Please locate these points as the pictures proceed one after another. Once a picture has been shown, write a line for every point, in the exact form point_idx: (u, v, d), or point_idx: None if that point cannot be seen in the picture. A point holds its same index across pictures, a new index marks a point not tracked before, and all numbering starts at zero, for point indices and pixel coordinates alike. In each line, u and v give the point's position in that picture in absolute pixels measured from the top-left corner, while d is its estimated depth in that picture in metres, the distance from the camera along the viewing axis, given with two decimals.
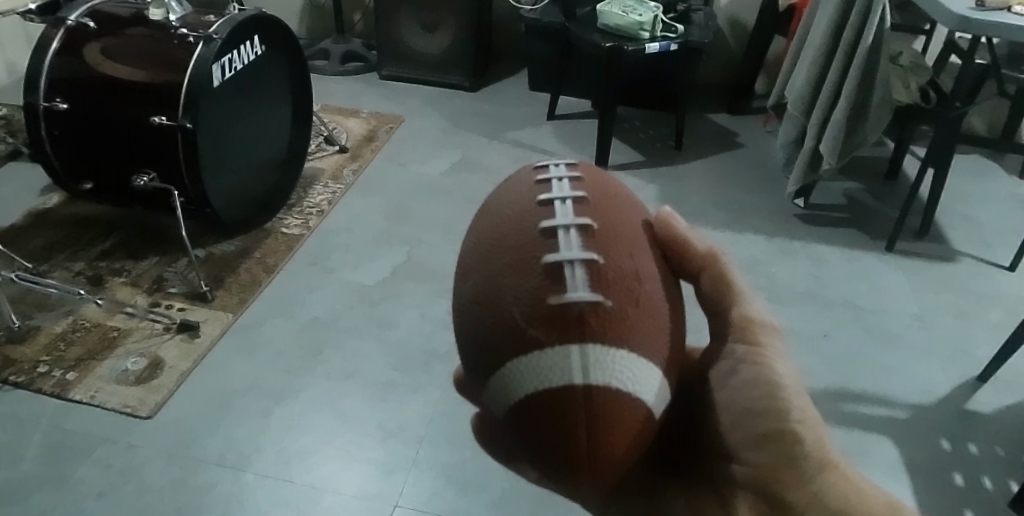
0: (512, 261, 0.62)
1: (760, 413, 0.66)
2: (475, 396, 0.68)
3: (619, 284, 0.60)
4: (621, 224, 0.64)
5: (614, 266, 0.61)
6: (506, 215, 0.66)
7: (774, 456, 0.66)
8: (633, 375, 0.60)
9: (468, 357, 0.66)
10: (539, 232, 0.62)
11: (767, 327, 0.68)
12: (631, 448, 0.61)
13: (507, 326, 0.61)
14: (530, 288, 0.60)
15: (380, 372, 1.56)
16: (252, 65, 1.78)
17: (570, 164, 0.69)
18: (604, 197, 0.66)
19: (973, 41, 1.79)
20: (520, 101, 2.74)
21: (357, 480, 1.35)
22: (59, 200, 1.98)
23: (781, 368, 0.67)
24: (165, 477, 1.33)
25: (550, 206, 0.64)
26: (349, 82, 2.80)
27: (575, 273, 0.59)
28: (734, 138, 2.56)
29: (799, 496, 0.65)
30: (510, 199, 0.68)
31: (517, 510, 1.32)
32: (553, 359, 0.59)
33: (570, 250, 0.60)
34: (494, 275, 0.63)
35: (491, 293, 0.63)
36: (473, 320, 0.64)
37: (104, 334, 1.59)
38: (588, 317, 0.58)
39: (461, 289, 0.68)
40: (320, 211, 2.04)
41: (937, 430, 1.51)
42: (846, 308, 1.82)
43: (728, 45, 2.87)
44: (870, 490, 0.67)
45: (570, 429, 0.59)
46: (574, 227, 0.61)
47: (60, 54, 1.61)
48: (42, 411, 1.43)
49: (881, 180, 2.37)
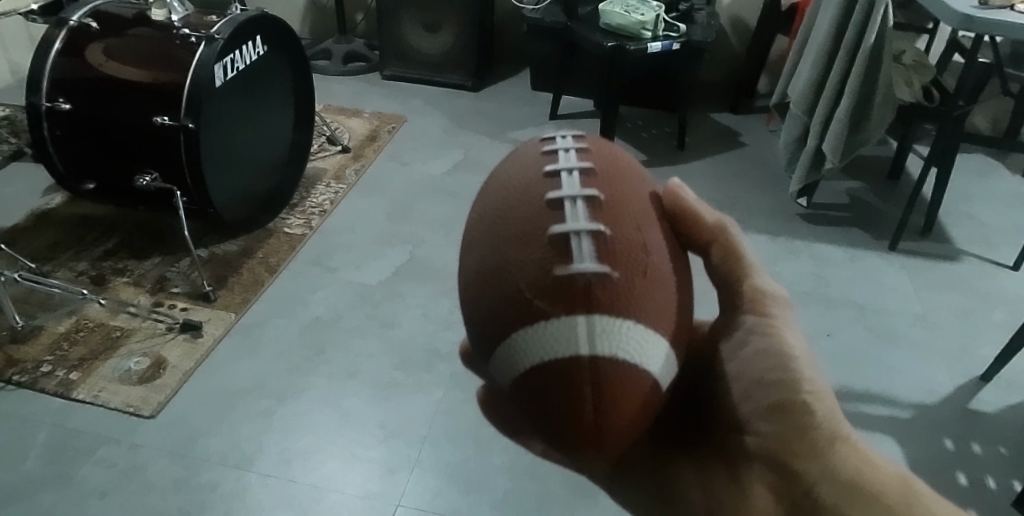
0: (519, 232, 0.63)
1: (771, 384, 0.67)
2: (483, 366, 0.70)
3: (626, 255, 0.62)
4: (629, 196, 0.65)
5: (621, 237, 0.62)
6: (513, 188, 0.67)
7: (786, 427, 0.66)
8: (639, 344, 0.61)
9: (476, 328, 0.68)
10: (546, 204, 0.63)
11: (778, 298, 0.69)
12: (637, 418, 0.62)
13: (514, 297, 0.62)
14: (538, 259, 0.61)
15: (381, 372, 1.56)
16: (253, 65, 1.78)
17: (577, 135, 0.70)
18: (611, 168, 0.67)
19: (976, 40, 1.78)
20: (522, 101, 2.74)
21: (358, 480, 1.35)
22: (62, 200, 1.99)
23: (791, 338, 0.68)
24: (167, 476, 1.33)
25: (557, 177, 0.65)
26: (351, 82, 2.80)
27: (581, 244, 0.60)
28: (737, 138, 2.56)
29: (810, 467, 0.65)
30: (518, 171, 0.69)
31: (518, 510, 1.32)
32: (559, 329, 0.60)
33: (577, 222, 0.61)
34: (502, 247, 0.64)
35: (498, 264, 0.64)
36: (480, 291, 0.65)
37: (107, 334, 1.60)
38: (595, 288, 0.60)
39: (469, 261, 0.69)
40: (322, 211, 2.04)
41: (940, 429, 1.51)
42: (849, 308, 1.82)
43: (730, 45, 2.87)
44: (880, 462, 0.65)
45: (576, 399, 0.61)
46: (580, 198, 0.62)
47: (63, 54, 1.61)
48: (44, 411, 1.43)
49: (884, 179, 2.36)
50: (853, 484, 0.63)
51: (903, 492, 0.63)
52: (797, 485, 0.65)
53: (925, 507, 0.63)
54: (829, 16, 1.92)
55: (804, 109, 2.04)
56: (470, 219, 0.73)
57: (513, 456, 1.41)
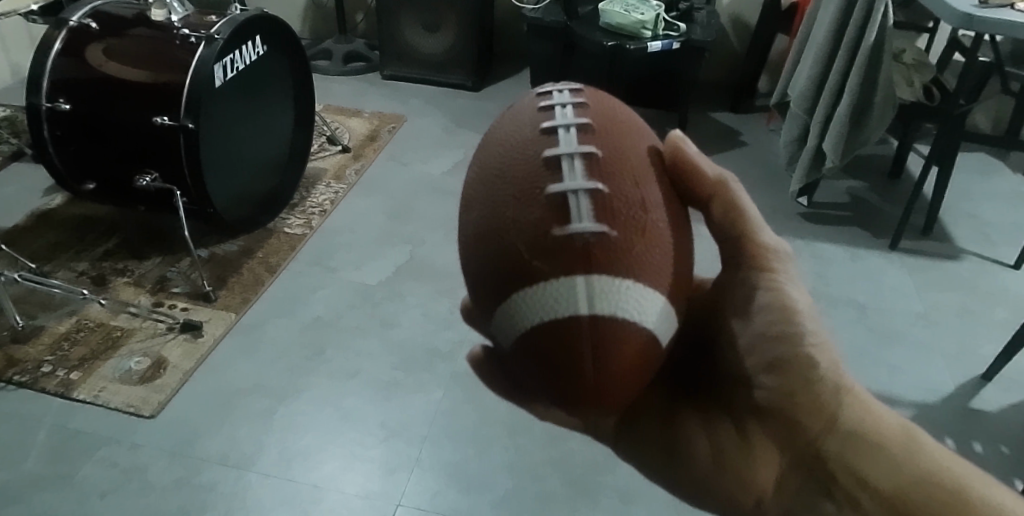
0: (516, 190, 0.61)
1: (775, 339, 0.66)
2: (482, 323, 0.68)
3: (625, 214, 0.60)
4: (625, 151, 0.63)
5: (620, 195, 0.60)
6: (509, 145, 0.65)
7: (789, 381, 0.66)
8: (638, 303, 0.60)
9: (475, 288, 0.66)
10: (542, 163, 0.60)
11: (781, 255, 0.67)
12: (638, 374, 0.61)
13: (513, 258, 0.61)
14: (535, 219, 0.59)
15: (381, 371, 1.56)
16: (253, 64, 1.78)
17: (574, 89, 0.66)
18: (610, 124, 0.64)
19: (976, 38, 1.78)
20: (522, 101, 2.74)
21: (358, 480, 1.35)
22: (63, 200, 1.99)
23: (795, 293, 0.66)
24: (168, 476, 1.33)
25: (552, 133, 0.62)
26: (351, 82, 2.80)
27: (580, 204, 0.58)
28: (737, 137, 2.56)
29: (813, 419, 0.65)
30: (514, 127, 0.66)
31: (518, 510, 1.32)
32: (559, 289, 0.59)
33: (575, 180, 0.59)
34: (499, 207, 0.62)
35: (496, 224, 0.62)
36: (479, 250, 0.64)
37: (108, 334, 1.60)
38: (593, 248, 0.58)
39: (467, 220, 0.67)
40: (323, 211, 2.04)
41: (942, 429, 1.51)
42: (849, 307, 1.81)
43: (730, 44, 2.87)
44: (881, 413, 0.66)
45: (576, 358, 0.60)
46: (578, 156, 0.60)
47: (63, 55, 1.61)
48: (45, 411, 1.43)
49: (885, 178, 2.36)
50: (860, 434, 0.65)
51: (904, 441, 0.65)
52: (800, 435, 0.66)
53: (923, 454, 0.64)
54: (829, 15, 1.92)
55: (805, 107, 2.04)
56: (468, 178, 0.70)
57: (513, 456, 1.41)
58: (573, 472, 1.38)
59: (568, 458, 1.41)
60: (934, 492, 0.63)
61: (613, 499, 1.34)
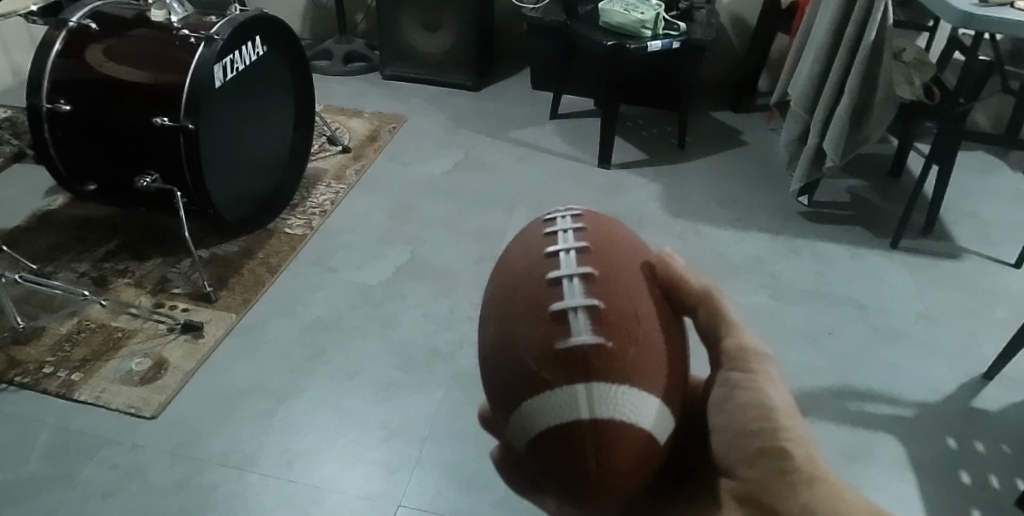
0: (524, 310, 0.65)
1: (754, 433, 0.63)
2: (499, 433, 0.70)
3: (620, 326, 0.63)
4: (621, 270, 0.66)
5: (615, 309, 0.63)
6: (517, 267, 0.70)
7: (765, 472, 0.62)
8: (636, 407, 0.61)
9: (492, 399, 0.69)
10: (546, 284, 0.65)
11: (764, 359, 0.66)
12: (640, 475, 0.62)
13: (521, 371, 0.64)
14: (539, 334, 0.63)
15: (382, 372, 1.56)
16: (253, 65, 1.78)
17: (576, 215, 0.72)
18: (607, 245, 0.68)
19: (977, 37, 1.78)
20: (522, 101, 2.74)
21: (359, 480, 1.35)
22: (64, 201, 1.99)
23: (773, 393, 0.65)
24: (170, 477, 1.34)
25: (554, 258, 0.67)
26: (351, 82, 2.80)
27: (578, 319, 0.62)
28: (738, 136, 2.56)
29: (789, 507, 0.61)
30: (522, 252, 0.71)
31: (520, 509, 1.32)
32: (562, 397, 0.61)
33: (574, 297, 0.63)
34: (510, 324, 0.67)
35: (507, 339, 0.66)
36: (493, 364, 0.67)
37: (109, 334, 1.60)
38: (592, 358, 0.61)
39: (484, 336, 0.72)
40: (323, 211, 2.04)
41: (944, 428, 1.51)
42: (850, 306, 1.81)
43: (730, 43, 2.87)
44: (855, 501, 0.61)
45: (579, 459, 0.61)
46: (577, 276, 0.64)
47: (63, 55, 1.61)
48: (47, 412, 1.43)
49: (885, 176, 2.36)
50: None
51: None
52: None
53: None
54: (830, 14, 1.91)
55: (805, 106, 2.04)
56: (485, 299, 0.74)
57: None
58: None
59: None
60: None
61: None
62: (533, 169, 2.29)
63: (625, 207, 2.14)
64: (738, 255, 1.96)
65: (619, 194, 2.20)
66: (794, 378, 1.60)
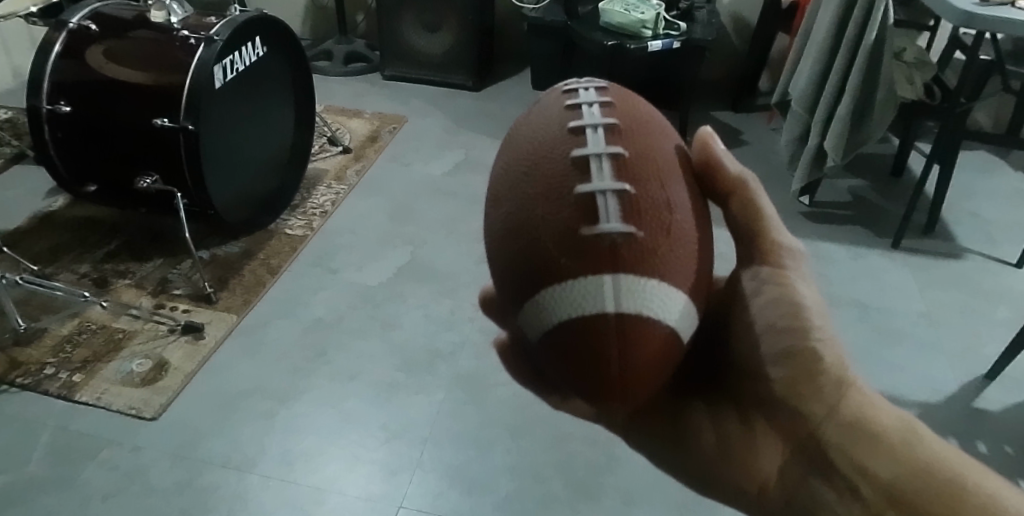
0: (546, 187, 0.63)
1: (784, 331, 0.70)
2: (508, 315, 0.70)
3: (651, 213, 0.62)
4: (651, 151, 0.65)
5: (646, 195, 0.62)
6: (537, 142, 0.67)
7: (795, 371, 0.70)
8: (662, 302, 0.61)
9: (503, 283, 0.68)
10: (572, 163, 0.63)
11: (794, 256, 0.71)
12: (659, 369, 0.62)
13: (540, 256, 0.63)
14: (565, 218, 0.61)
15: (383, 373, 1.56)
16: (253, 65, 1.78)
17: (600, 90, 0.69)
18: (635, 126, 0.66)
19: (978, 36, 1.77)
20: (523, 101, 2.74)
21: (360, 481, 1.35)
22: (64, 202, 1.99)
23: (803, 289, 0.71)
24: (171, 478, 1.33)
25: (581, 132, 0.64)
26: (352, 83, 2.80)
27: (607, 204, 0.60)
28: (739, 136, 2.55)
29: (815, 407, 0.69)
30: (541, 125, 0.69)
31: (521, 511, 1.31)
32: (585, 287, 0.61)
33: (603, 181, 0.61)
34: (527, 206, 0.65)
35: (525, 222, 0.64)
36: (507, 247, 0.66)
37: (110, 336, 1.60)
38: (621, 247, 0.60)
39: (494, 215, 0.70)
40: (324, 211, 2.04)
41: (946, 428, 1.50)
42: (852, 306, 1.81)
43: (730, 42, 2.86)
44: (881, 407, 0.69)
45: (600, 353, 0.61)
46: (606, 157, 0.62)
47: (63, 57, 1.61)
48: (48, 413, 1.43)
49: (887, 176, 2.36)
50: (858, 424, 0.68)
51: (902, 432, 0.67)
52: (805, 424, 0.70)
53: (926, 448, 0.66)
54: (830, 13, 1.91)
55: (805, 106, 2.04)
56: (498, 174, 0.72)
57: (516, 457, 1.41)
58: (576, 474, 1.38)
59: (571, 459, 1.40)
60: (937, 481, 0.64)
61: (615, 501, 1.34)
62: None
63: None
64: None
65: None
66: None
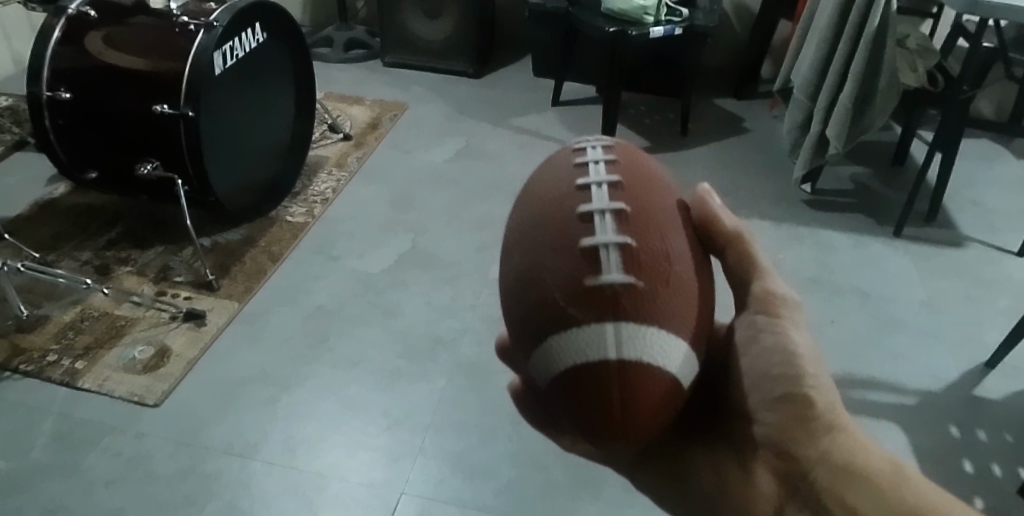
0: (553, 240, 0.67)
1: (777, 378, 0.70)
2: (518, 363, 0.73)
3: (651, 265, 0.64)
4: (654, 206, 0.68)
5: (646, 248, 0.65)
6: (546, 197, 0.71)
7: (786, 417, 0.70)
8: (662, 349, 0.63)
9: (513, 331, 0.71)
10: (577, 218, 0.66)
11: (788, 303, 0.72)
12: (660, 414, 0.64)
13: (546, 305, 0.65)
14: (569, 269, 0.64)
15: (385, 360, 1.57)
16: (253, 52, 1.77)
17: (607, 146, 0.72)
18: (637, 180, 0.69)
19: (981, 23, 1.76)
20: (525, 88, 2.72)
21: (363, 467, 1.36)
22: (66, 190, 1.98)
23: (799, 337, 0.71)
24: (173, 464, 1.34)
25: (587, 188, 0.68)
26: (353, 70, 2.78)
27: (609, 256, 0.63)
28: (741, 124, 2.54)
29: (809, 452, 0.70)
30: (551, 180, 0.72)
31: (522, 498, 1.32)
32: (588, 335, 0.63)
33: (605, 234, 0.64)
34: (536, 256, 0.68)
35: (534, 272, 0.67)
36: (517, 296, 0.69)
37: (112, 323, 1.60)
38: (623, 297, 0.62)
39: (507, 265, 0.73)
40: (325, 199, 2.04)
41: (946, 416, 1.51)
42: (854, 294, 1.81)
43: (733, 29, 2.84)
44: (873, 449, 0.70)
45: (603, 398, 0.63)
46: (608, 212, 0.65)
47: (62, 43, 1.60)
48: (51, 400, 1.43)
49: (889, 164, 2.35)
50: (847, 470, 0.68)
51: (893, 477, 0.67)
52: (798, 470, 0.71)
53: (914, 493, 0.66)
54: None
55: (807, 93, 2.03)
56: (510, 227, 0.76)
57: (517, 444, 1.41)
58: (577, 461, 1.39)
59: None
60: None
61: (616, 488, 1.35)
62: (535, 157, 2.29)
63: None
64: None
65: None
66: None
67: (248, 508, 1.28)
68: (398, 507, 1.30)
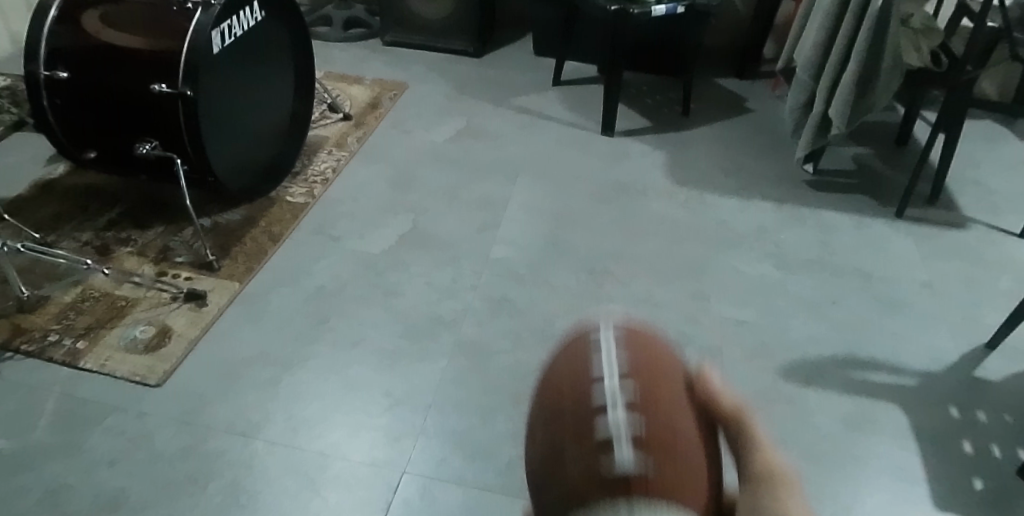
0: (569, 433, 0.62)
1: None
2: None
3: (663, 448, 0.59)
4: (669, 398, 0.64)
5: (660, 436, 0.59)
6: (561, 385, 0.68)
7: None
8: None
9: None
10: (588, 409, 0.62)
11: (788, 486, 0.62)
12: None
13: (563, 494, 0.60)
14: (583, 457, 0.59)
15: (386, 340, 1.57)
16: (252, 31, 1.75)
17: (615, 336, 0.71)
18: (648, 367, 0.66)
19: (986, 3, 1.75)
20: (526, 67, 2.70)
21: (365, 447, 1.37)
22: (65, 170, 1.97)
23: None
24: (176, 443, 1.35)
25: (599, 380, 0.64)
26: (353, 49, 2.76)
27: (621, 440, 0.58)
28: (744, 104, 2.53)
29: None
30: (565, 371, 0.70)
31: (523, 477, 1.33)
32: None
33: (615, 418, 0.60)
34: (554, 446, 0.63)
35: (553, 461, 0.63)
36: (541, 494, 0.63)
37: (113, 303, 1.60)
38: (636, 483, 0.55)
39: (531, 466, 0.68)
40: (325, 179, 2.03)
41: (946, 397, 1.51)
42: (855, 276, 1.81)
43: (735, 7, 2.82)
44: None
45: None
46: (616, 400, 0.61)
47: (60, 22, 1.58)
48: (53, 380, 1.44)
49: (892, 145, 2.34)
50: None
51: None
52: None
53: None
54: None
55: (811, 73, 2.01)
56: (531, 427, 0.72)
57: (519, 425, 1.42)
58: None
59: None
60: None
61: None
62: (536, 137, 2.28)
63: (628, 175, 2.13)
64: (742, 224, 1.96)
65: (623, 162, 2.19)
66: (795, 347, 1.61)
67: (250, 487, 1.29)
68: (400, 486, 1.31)
